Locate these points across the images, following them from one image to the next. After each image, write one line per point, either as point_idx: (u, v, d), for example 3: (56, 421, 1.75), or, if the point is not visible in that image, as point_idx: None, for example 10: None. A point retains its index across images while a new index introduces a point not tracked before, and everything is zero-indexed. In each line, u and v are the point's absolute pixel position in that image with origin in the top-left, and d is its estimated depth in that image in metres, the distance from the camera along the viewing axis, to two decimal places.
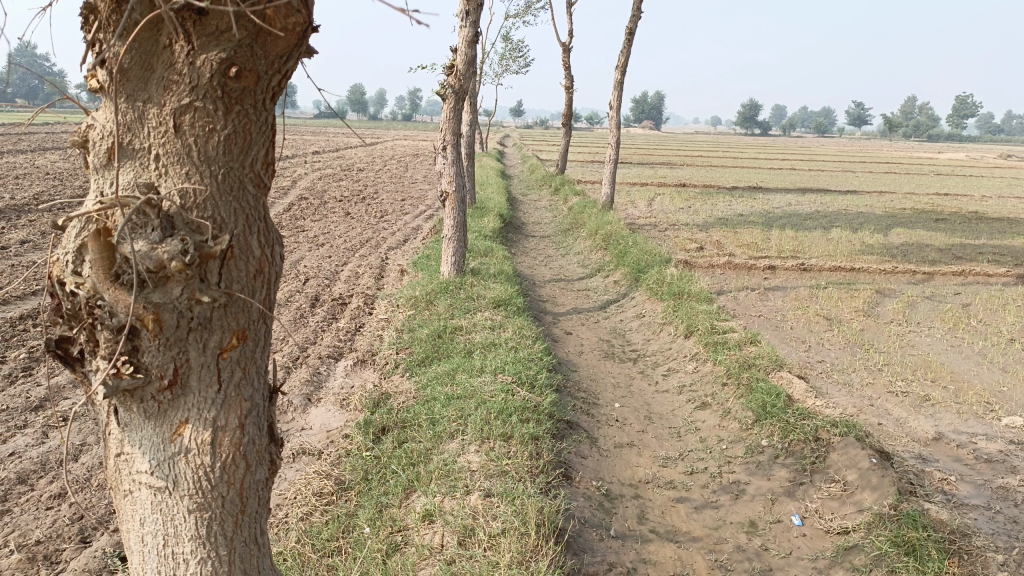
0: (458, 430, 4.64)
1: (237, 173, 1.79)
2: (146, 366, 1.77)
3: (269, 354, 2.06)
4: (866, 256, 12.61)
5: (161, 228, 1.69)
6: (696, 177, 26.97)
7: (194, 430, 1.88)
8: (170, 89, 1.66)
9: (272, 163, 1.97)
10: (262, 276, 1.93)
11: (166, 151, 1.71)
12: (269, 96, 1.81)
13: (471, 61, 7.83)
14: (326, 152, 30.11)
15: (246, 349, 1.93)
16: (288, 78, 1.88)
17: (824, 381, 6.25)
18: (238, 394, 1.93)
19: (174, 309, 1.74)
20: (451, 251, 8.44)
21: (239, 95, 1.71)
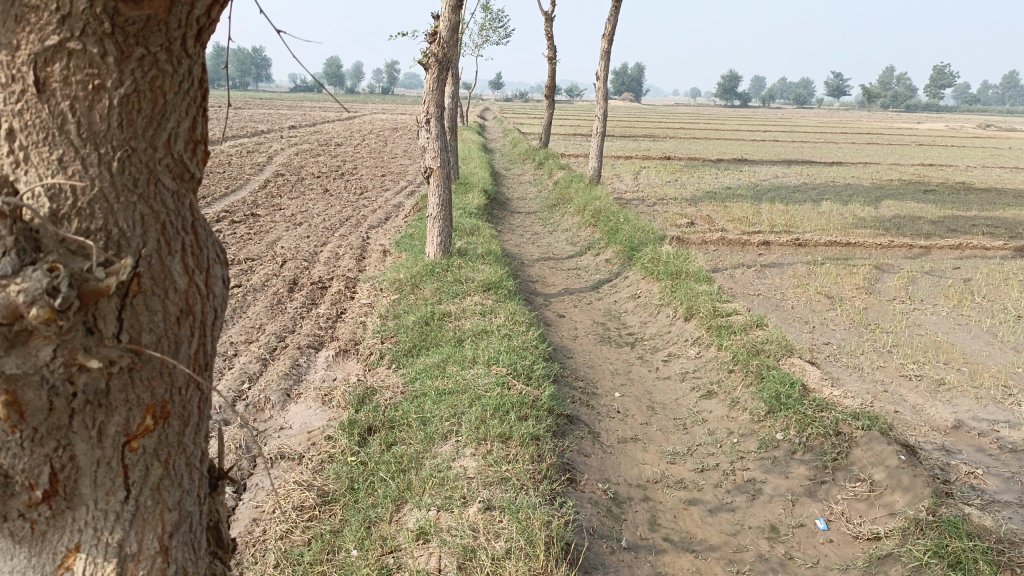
0: (452, 431, 4.26)
1: (142, 157, 1.46)
2: (8, 472, 1.45)
3: (199, 440, 1.78)
4: (860, 229, 12.33)
5: (17, 252, 1.34)
6: (680, 149, 26.61)
7: (88, 563, 1.56)
8: (27, 21, 1.30)
9: (200, 142, 1.62)
10: (190, 319, 1.61)
11: (25, 124, 1.38)
12: (192, 32, 1.46)
13: (455, 27, 7.34)
14: (303, 127, 29.41)
15: (164, 432, 1.63)
16: (219, 7, 1.52)
17: (833, 365, 5.94)
18: (156, 505, 1.64)
19: (42, 384, 1.40)
20: (436, 231, 8.01)
21: (143, 30, 1.36)
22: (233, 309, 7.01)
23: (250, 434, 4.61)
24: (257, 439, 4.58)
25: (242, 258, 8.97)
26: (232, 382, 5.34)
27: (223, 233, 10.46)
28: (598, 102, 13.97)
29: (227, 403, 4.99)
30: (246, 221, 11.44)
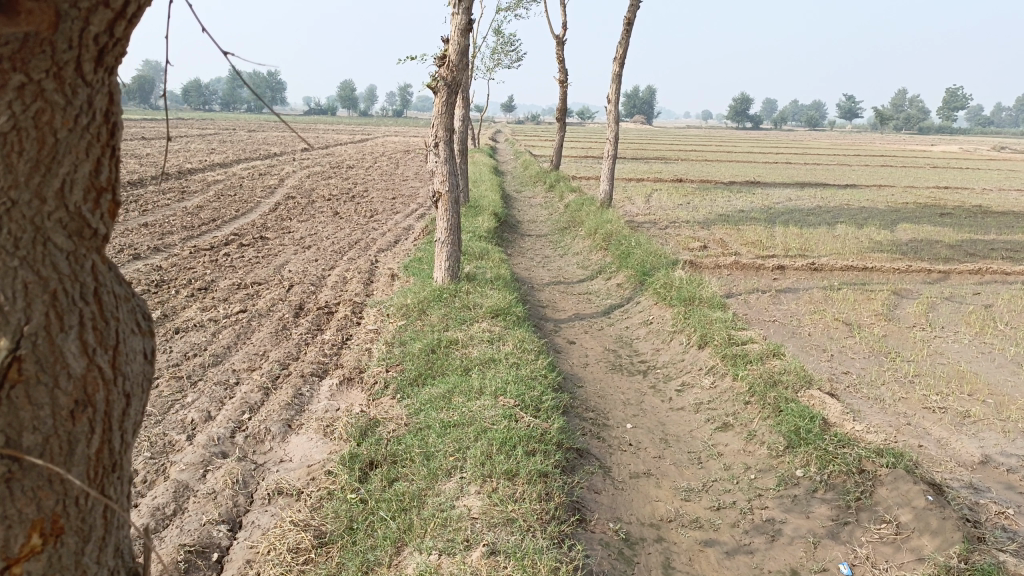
0: (456, 467, 4.08)
1: (30, 214, 1.50)
2: None
3: (106, 562, 1.79)
4: (877, 253, 12.11)
5: None
6: (692, 172, 26.47)
7: None
8: None
9: (107, 189, 1.66)
10: (85, 414, 1.63)
11: None
12: (89, 54, 1.49)
13: (464, 51, 7.25)
14: (315, 149, 29.52)
15: (56, 552, 1.63)
16: (125, 27, 1.55)
17: (852, 396, 5.74)
18: None
19: None
20: (444, 256, 7.89)
21: (21, 51, 1.39)
22: (238, 335, 6.90)
23: (248, 467, 4.47)
24: (255, 473, 4.42)
25: (249, 283, 8.88)
26: (233, 412, 5.20)
27: (231, 257, 10.38)
28: (609, 124, 13.86)
29: (226, 434, 4.85)
30: (254, 244, 11.39)
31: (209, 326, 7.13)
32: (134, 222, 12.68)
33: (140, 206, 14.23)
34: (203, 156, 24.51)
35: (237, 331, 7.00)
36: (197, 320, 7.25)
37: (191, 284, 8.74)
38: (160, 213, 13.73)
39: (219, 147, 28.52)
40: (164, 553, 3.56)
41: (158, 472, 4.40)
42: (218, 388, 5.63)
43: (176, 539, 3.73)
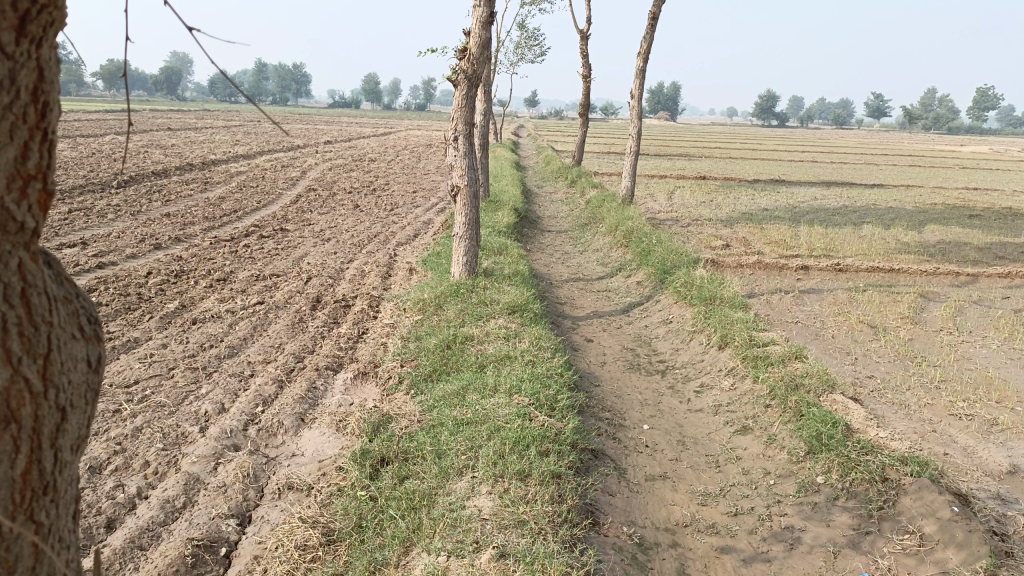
0: (468, 466, 4.02)
1: None
2: None
3: None
4: (904, 254, 11.89)
5: None
6: (715, 169, 26.24)
7: None
8: None
9: (30, 184, 1.53)
10: (5, 425, 1.46)
11: None
12: (7, 26, 1.37)
13: (486, 44, 7.15)
14: (338, 142, 29.64)
15: None
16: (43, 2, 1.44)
17: (876, 401, 5.60)
18: None
19: None
20: (462, 251, 7.82)
21: None
22: (254, 326, 6.89)
23: (259, 461, 4.44)
24: (266, 467, 4.39)
25: (268, 274, 8.88)
26: (246, 404, 5.17)
27: (251, 248, 10.39)
28: (632, 120, 13.72)
29: (239, 427, 4.82)
30: (274, 236, 11.40)
31: (226, 317, 7.13)
32: (157, 212, 12.77)
33: (163, 197, 14.34)
34: (228, 147, 24.70)
35: (254, 322, 6.98)
36: (214, 311, 7.25)
37: (210, 274, 8.76)
38: (183, 204, 13.82)
39: (244, 138, 28.73)
40: (171, 547, 3.54)
41: (169, 464, 4.38)
42: (232, 380, 5.60)
43: (184, 533, 3.71)
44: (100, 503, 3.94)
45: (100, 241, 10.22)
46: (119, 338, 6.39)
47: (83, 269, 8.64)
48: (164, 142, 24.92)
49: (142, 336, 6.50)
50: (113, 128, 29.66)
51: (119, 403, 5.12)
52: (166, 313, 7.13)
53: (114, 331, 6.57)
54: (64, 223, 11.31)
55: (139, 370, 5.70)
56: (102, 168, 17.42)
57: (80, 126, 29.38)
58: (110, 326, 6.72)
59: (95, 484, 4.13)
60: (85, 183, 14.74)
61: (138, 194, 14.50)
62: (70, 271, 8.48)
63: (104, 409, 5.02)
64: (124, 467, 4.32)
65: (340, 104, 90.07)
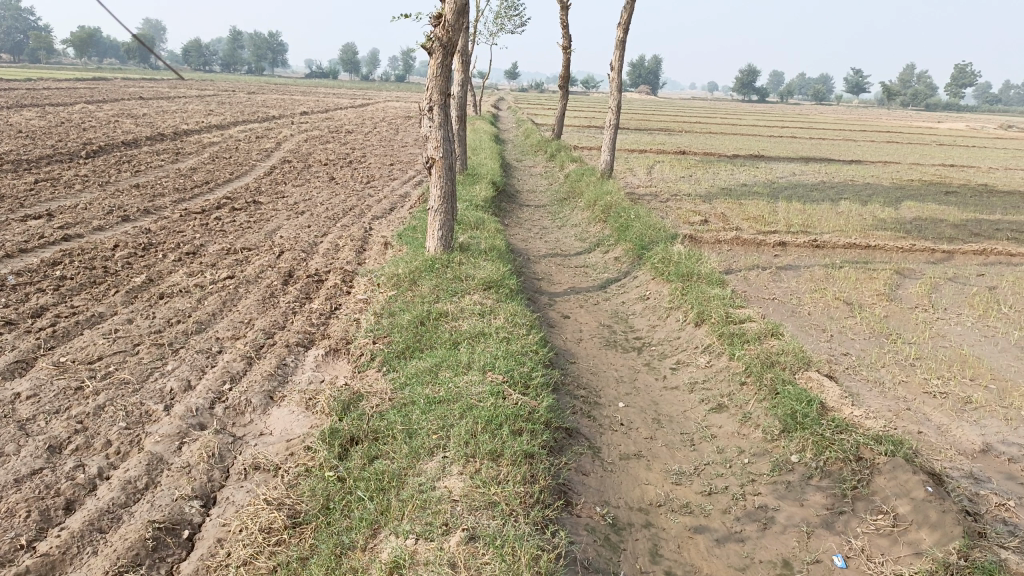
0: (439, 446, 3.95)
1: None
2: None
3: None
4: (880, 231, 11.90)
5: None
6: (694, 144, 26.18)
7: None
8: None
9: None
10: None
11: None
12: None
13: (462, 11, 6.93)
14: (315, 113, 29.18)
15: None
16: None
17: (851, 379, 5.60)
18: None
19: None
20: (437, 225, 7.70)
21: None
22: (224, 301, 6.73)
23: (225, 440, 4.33)
24: (232, 447, 4.28)
25: (239, 248, 8.69)
26: (213, 382, 5.05)
27: (222, 220, 10.17)
28: (612, 93, 13.54)
29: (205, 405, 4.71)
30: (247, 208, 11.19)
31: (195, 291, 6.96)
32: (126, 183, 12.47)
33: (133, 167, 14.01)
34: (202, 117, 24.21)
35: (223, 297, 6.83)
36: (182, 285, 7.08)
37: (179, 248, 8.55)
38: (154, 175, 13.51)
39: (217, 109, 28.21)
40: (131, 531, 3.44)
41: (132, 443, 4.27)
42: (199, 356, 5.47)
43: (145, 515, 3.60)
44: (58, 484, 3.82)
45: (66, 213, 9.95)
46: (83, 312, 6.22)
47: (47, 241, 8.41)
48: (135, 111, 24.40)
49: (107, 311, 6.33)
50: (83, 96, 29.03)
51: (81, 380, 4.97)
52: (133, 287, 6.95)
53: (78, 305, 6.39)
54: (29, 193, 11.01)
55: (103, 346, 5.54)
56: (70, 137, 17.00)
57: (49, 93, 28.70)
58: (74, 300, 6.54)
59: (54, 464, 4.01)
60: (52, 152, 14.37)
61: (107, 164, 14.15)
62: (34, 243, 8.24)
63: (67, 386, 4.88)
64: (85, 447, 4.20)
65: (317, 75, 88.79)
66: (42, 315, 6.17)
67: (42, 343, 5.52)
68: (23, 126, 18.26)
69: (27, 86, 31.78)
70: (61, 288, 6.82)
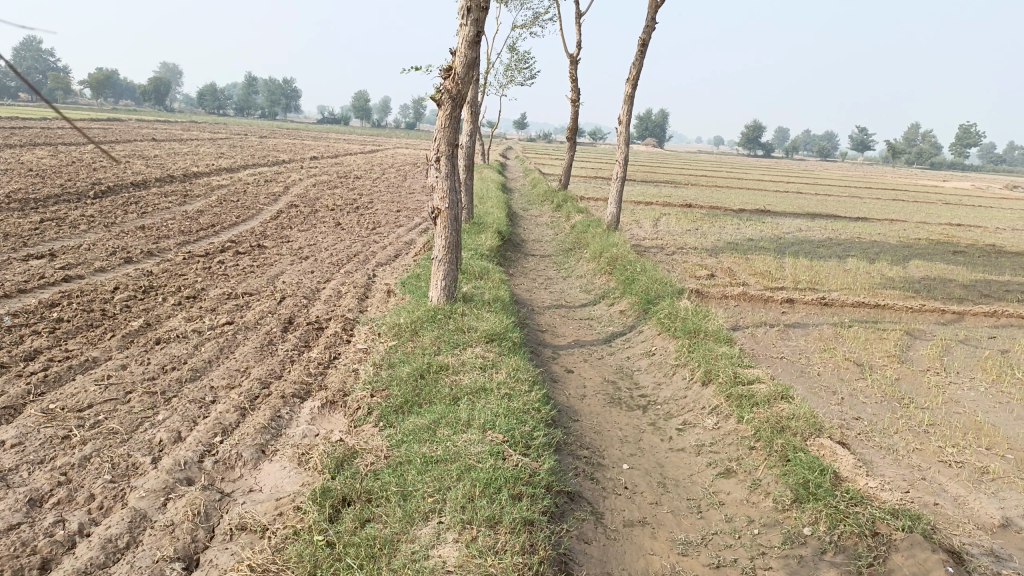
0: (435, 510, 3.77)
1: None
2: None
3: None
4: (888, 289, 11.78)
5: None
6: (701, 197, 26.27)
7: None
8: None
9: None
10: None
11: None
12: None
13: (472, 64, 6.93)
14: (324, 158, 29.46)
15: None
16: None
17: (863, 446, 5.41)
18: None
19: None
20: (441, 275, 7.61)
21: None
22: (220, 348, 6.60)
23: (212, 497, 4.16)
24: (219, 504, 4.10)
25: (240, 293, 8.60)
26: (204, 433, 4.89)
27: (225, 264, 10.11)
28: (619, 146, 13.58)
29: (194, 458, 4.54)
30: (251, 252, 11.14)
31: (192, 337, 6.84)
32: (131, 224, 12.47)
33: (140, 208, 14.04)
34: (212, 159, 24.41)
35: (220, 344, 6.70)
36: (180, 330, 6.96)
37: (179, 292, 8.46)
38: (160, 217, 13.52)
39: (228, 152, 28.47)
40: None
41: (115, 498, 4.09)
42: (191, 406, 5.32)
43: None
44: (35, 541, 3.64)
45: (69, 253, 9.90)
46: (76, 357, 6.10)
47: (47, 282, 8.33)
48: (146, 153, 24.62)
49: (101, 356, 6.20)
50: (97, 137, 29.41)
51: (69, 429, 4.82)
52: (130, 331, 6.83)
53: (72, 350, 6.27)
54: (34, 233, 10.99)
55: (94, 393, 5.40)
56: (80, 177, 17.12)
57: (63, 133, 29.08)
58: (69, 344, 6.42)
59: (33, 519, 3.83)
60: (60, 192, 14.43)
61: (114, 205, 14.17)
62: (34, 284, 8.16)
63: (53, 435, 4.72)
64: (66, 501, 4.03)
65: (329, 121, 90.17)
66: (35, 359, 6.04)
67: (32, 389, 5.38)
68: (34, 165, 18.40)
69: (43, 126, 32.21)
70: (56, 331, 6.70)
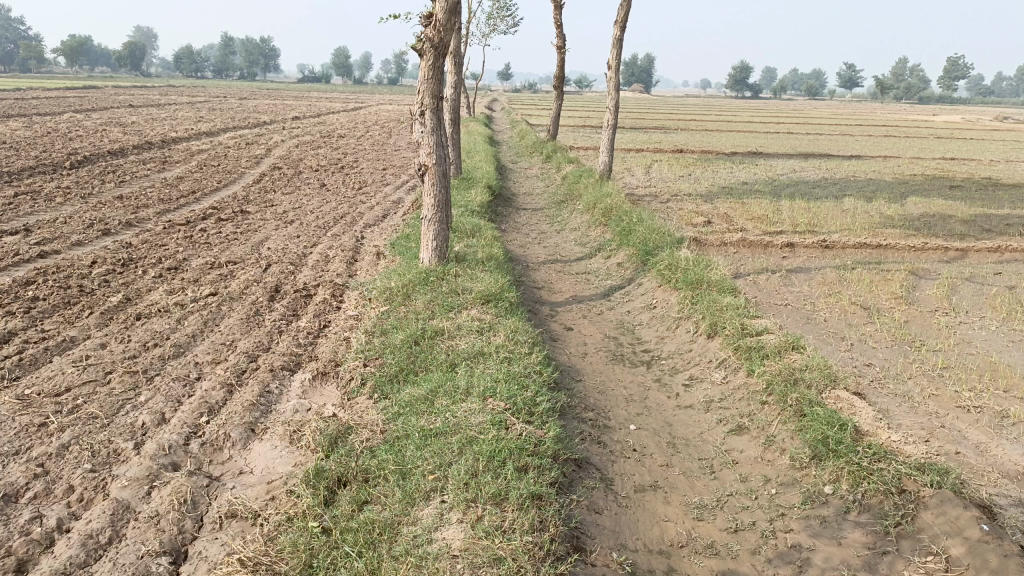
0: (437, 488, 3.55)
1: None
2: None
3: None
4: (888, 228, 11.53)
5: None
6: (692, 142, 25.82)
7: None
8: None
9: None
10: None
11: None
12: None
13: (453, 10, 6.52)
14: (307, 118, 28.80)
15: None
16: None
17: (878, 395, 5.20)
18: None
19: None
20: (431, 235, 7.30)
21: None
22: (205, 322, 6.32)
23: (200, 482, 3.93)
24: (207, 491, 3.88)
25: (224, 261, 8.29)
26: (189, 414, 4.64)
27: (207, 232, 9.77)
28: (609, 92, 13.15)
29: (179, 442, 4.30)
30: (234, 218, 10.80)
31: (174, 311, 6.55)
32: (109, 194, 12.07)
33: (118, 177, 13.61)
34: (192, 124, 23.81)
35: (205, 316, 6.43)
36: (161, 304, 6.67)
37: (161, 263, 8.15)
38: (139, 185, 13.11)
39: (209, 115, 27.82)
40: None
41: (97, 489, 3.85)
42: (175, 385, 5.06)
43: None
44: (10, 541, 3.40)
45: (45, 228, 9.53)
46: (53, 337, 5.80)
47: (22, 258, 8.00)
48: (123, 120, 23.99)
49: (79, 335, 5.91)
50: (74, 105, 28.69)
51: (46, 415, 4.55)
52: (109, 308, 6.53)
53: (48, 330, 5.97)
54: (8, 207, 10.59)
55: (72, 375, 5.12)
56: (55, 147, 16.61)
57: (37, 103, 28.27)
58: (45, 324, 6.12)
59: (8, 517, 3.59)
60: (35, 163, 13.96)
61: (92, 175, 13.74)
62: (8, 261, 7.83)
63: (29, 423, 4.46)
64: (44, 495, 3.79)
65: (311, 79, 88.37)
66: (10, 341, 5.74)
67: (6, 374, 5.10)
68: (8, 137, 17.87)
69: (18, 96, 31.32)
70: (32, 311, 6.40)
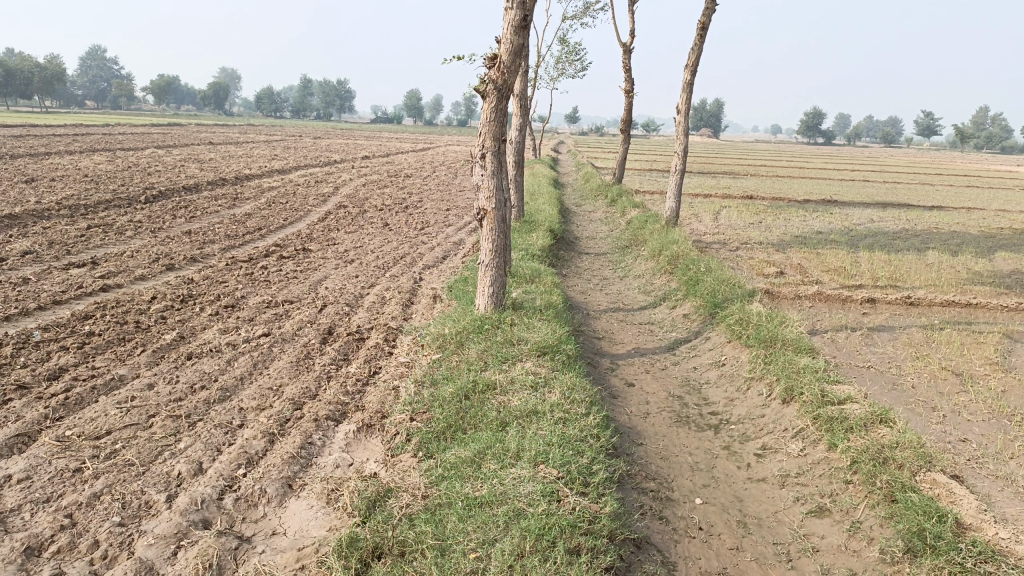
0: (479, 570, 3.22)
1: None
2: None
3: None
4: (977, 285, 10.77)
5: None
6: (763, 188, 25.15)
7: None
8: None
9: None
10: None
11: None
12: None
13: (518, 51, 6.30)
14: (376, 158, 29.24)
15: None
16: None
17: (977, 477, 4.64)
18: None
19: None
20: (488, 281, 7.03)
21: None
22: (254, 364, 6.16)
23: (228, 544, 3.67)
24: (235, 555, 3.61)
25: (280, 300, 8.19)
26: (226, 465, 4.42)
27: (268, 270, 9.73)
28: (678, 136, 12.80)
29: (212, 496, 4.07)
30: (295, 256, 10.78)
31: (225, 351, 6.42)
32: (178, 229, 12.24)
33: (189, 212, 13.84)
34: (265, 161, 24.39)
35: (255, 359, 6.26)
36: (213, 344, 6.55)
37: (218, 300, 8.10)
38: (208, 221, 13.31)
39: (281, 153, 28.48)
40: None
41: (122, 545, 3.62)
42: (216, 432, 4.85)
43: None
44: None
45: (112, 261, 9.65)
46: (102, 375, 5.70)
47: (84, 292, 8.04)
48: (201, 157, 24.71)
49: (128, 374, 5.80)
50: (156, 141, 29.73)
51: (82, 460, 4.39)
52: (161, 346, 6.44)
53: (98, 367, 5.88)
54: (80, 239, 10.81)
55: (114, 418, 4.97)
56: (132, 182, 17.09)
57: (121, 139, 29.40)
58: (96, 360, 6.05)
59: (28, 573, 3.38)
60: (111, 197, 14.36)
61: (164, 209, 14.02)
62: (71, 294, 7.88)
63: (64, 468, 4.29)
64: (67, 549, 3.58)
65: (382, 120, 90.48)
66: (59, 378, 5.66)
67: (50, 413, 4.98)
68: (91, 170, 18.51)
69: (105, 132, 32.63)
70: (86, 346, 6.35)
